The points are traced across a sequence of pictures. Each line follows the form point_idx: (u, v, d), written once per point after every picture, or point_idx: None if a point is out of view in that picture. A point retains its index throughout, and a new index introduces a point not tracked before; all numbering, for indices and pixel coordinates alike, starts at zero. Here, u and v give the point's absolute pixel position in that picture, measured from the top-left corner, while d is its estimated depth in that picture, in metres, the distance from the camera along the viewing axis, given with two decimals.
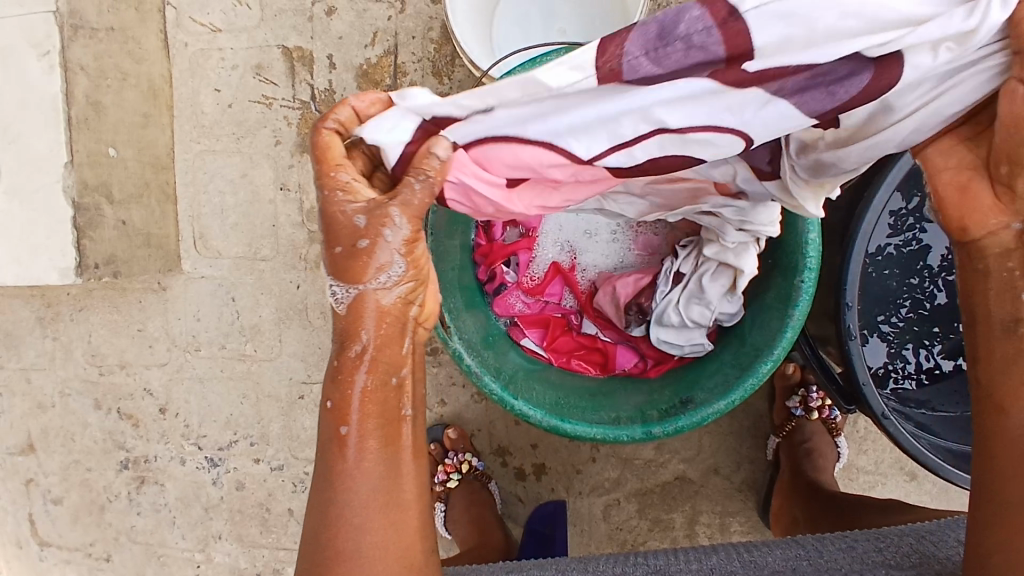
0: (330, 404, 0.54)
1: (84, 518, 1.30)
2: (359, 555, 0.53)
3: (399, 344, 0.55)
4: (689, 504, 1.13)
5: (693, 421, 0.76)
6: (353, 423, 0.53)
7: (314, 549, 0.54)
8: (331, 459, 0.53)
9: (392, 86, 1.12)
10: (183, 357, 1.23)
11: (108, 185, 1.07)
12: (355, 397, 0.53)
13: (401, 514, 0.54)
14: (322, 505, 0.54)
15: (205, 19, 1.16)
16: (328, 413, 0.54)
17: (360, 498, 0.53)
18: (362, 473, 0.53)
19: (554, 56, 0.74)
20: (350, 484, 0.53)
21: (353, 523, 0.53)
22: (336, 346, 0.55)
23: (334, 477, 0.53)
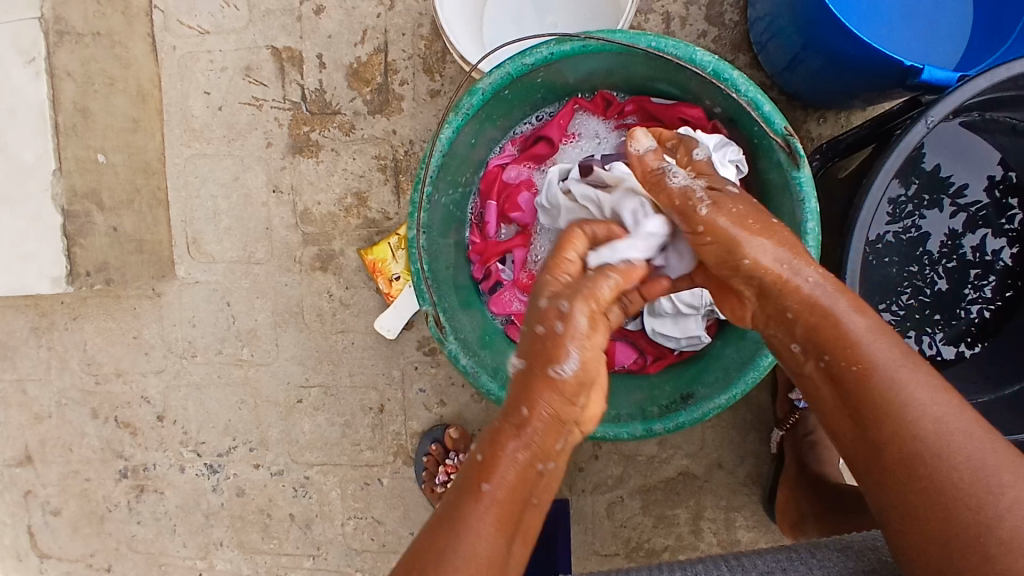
0: (482, 461, 0.58)
1: (84, 529, 1.30)
2: None
3: (555, 440, 0.59)
4: (693, 500, 1.12)
5: (694, 417, 0.74)
6: (497, 479, 0.57)
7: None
8: (465, 506, 0.57)
9: (383, 84, 1.11)
10: (179, 364, 1.22)
11: (98, 192, 1.06)
12: (508, 459, 0.58)
13: None
14: (419, 559, 0.56)
15: (193, 21, 1.15)
16: (476, 475, 0.58)
17: (475, 553, 0.55)
18: (483, 529, 0.56)
19: (543, 48, 0.72)
20: (470, 544, 0.55)
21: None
22: (490, 440, 0.59)
23: (454, 525, 0.56)
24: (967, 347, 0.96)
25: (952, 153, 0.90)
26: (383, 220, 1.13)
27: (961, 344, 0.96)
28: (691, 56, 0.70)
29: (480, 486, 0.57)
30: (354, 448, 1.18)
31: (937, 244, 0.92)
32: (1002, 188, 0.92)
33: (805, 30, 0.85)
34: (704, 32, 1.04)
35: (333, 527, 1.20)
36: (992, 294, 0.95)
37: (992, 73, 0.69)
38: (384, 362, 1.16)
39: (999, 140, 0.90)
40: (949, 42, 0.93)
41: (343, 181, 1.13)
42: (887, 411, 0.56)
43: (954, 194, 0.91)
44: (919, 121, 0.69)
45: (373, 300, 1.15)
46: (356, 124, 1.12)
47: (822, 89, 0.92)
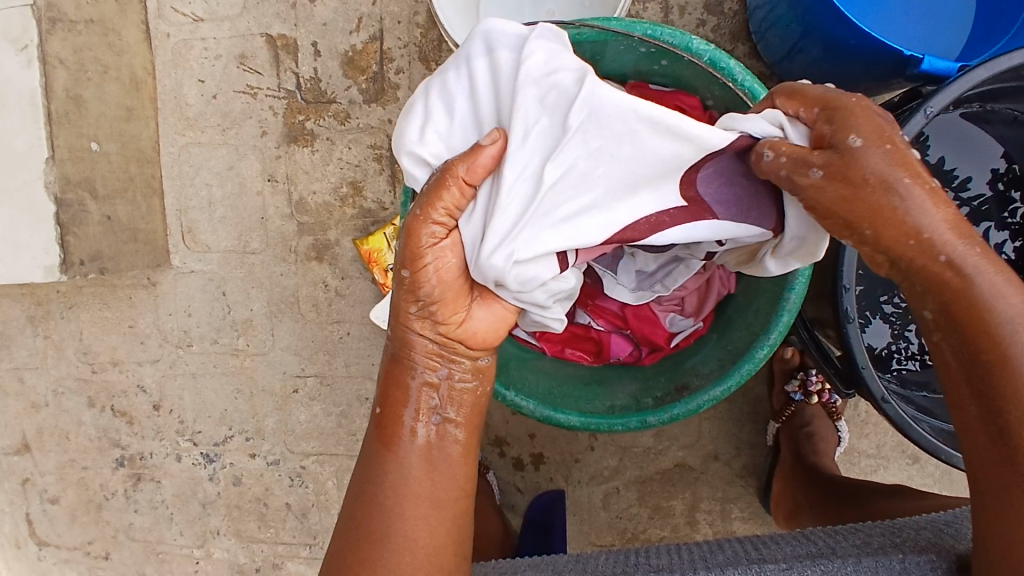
0: (382, 390, 0.64)
1: (81, 517, 1.30)
2: (387, 538, 0.59)
3: (432, 354, 0.61)
4: (688, 491, 1.12)
5: (688, 408, 0.75)
6: (398, 412, 0.62)
7: (349, 531, 0.60)
8: (377, 440, 0.62)
9: (378, 73, 1.10)
10: (175, 354, 1.22)
11: (92, 180, 1.06)
12: (403, 401, 0.62)
13: (436, 511, 0.60)
14: (359, 490, 0.61)
15: (187, 8, 1.14)
16: (377, 418, 0.63)
17: (394, 482, 0.60)
18: (402, 459, 0.60)
19: None
20: (391, 470, 0.60)
21: (385, 506, 0.59)
22: (387, 362, 0.63)
23: (377, 460, 0.61)
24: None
25: (955, 145, 0.90)
26: (379, 210, 1.12)
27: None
28: (687, 45, 0.70)
29: (376, 415, 0.63)
30: (350, 438, 1.18)
31: None
32: (1005, 181, 0.91)
33: (804, 18, 0.84)
34: (703, 21, 1.03)
35: (329, 516, 1.20)
36: None
37: (993, 64, 0.68)
38: (379, 352, 1.15)
39: (999, 131, 0.89)
40: (952, 31, 0.93)
41: (339, 171, 1.13)
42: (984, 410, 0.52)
43: (957, 186, 0.91)
44: (918, 111, 0.68)
45: (369, 290, 1.14)
46: (352, 113, 1.11)
47: (822, 79, 0.91)
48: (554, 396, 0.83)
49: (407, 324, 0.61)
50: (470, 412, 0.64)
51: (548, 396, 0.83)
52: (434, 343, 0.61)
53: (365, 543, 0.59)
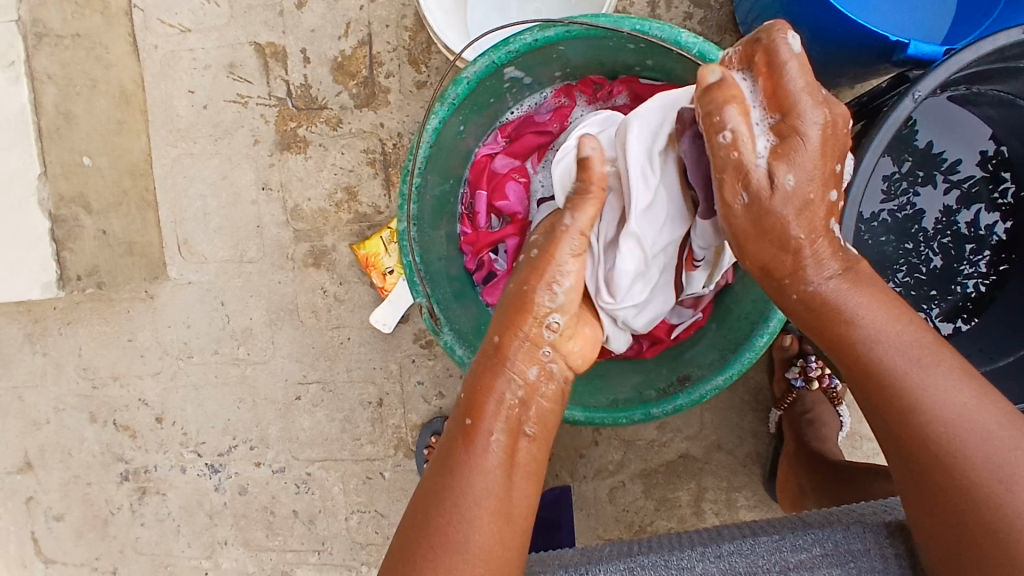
0: (466, 402, 0.64)
1: (87, 533, 1.30)
2: (463, 549, 0.55)
3: (528, 365, 0.65)
4: (694, 481, 1.13)
5: (692, 399, 0.75)
6: (487, 418, 0.61)
7: (413, 541, 0.56)
8: (460, 448, 0.60)
9: (368, 77, 1.10)
10: (176, 365, 1.22)
11: (85, 196, 1.06)
12: (490, 400, 0.63)
13: (508, 528, 0.58)
14: (427, 503, 0.58)
15: (174, 19, 1.14)
16: (463, 429, 0.62)
17: (477, 492, 0.58)
18: (481, 467, 0.59)
19: (527, 35, 0.72)
20: (472, 478, 0.58)
21: (468, 516, 0.57)
22: (473, 374, 0.65)
23: (455, 469, 0.59)
24: (965, 321, 0.96)
25: (942, 129, 0.91)
26: (374, 213, 1.12)
27: (958, 319, 0.96)
28: (675, 38, 0.70)
29: (464, 425, 0.62)
30: (354, 442, 1.18)
31: (933, 220, 0.93)
32: (993, 163, 0.92)
33: (789, 7, 0.84)
34: (690, 14, 1.03)
35: (337, 522, 1.20)
36: (988, 268, 0.95)
37: (976, 46, 0.69)
38: (380, 356, 1.15)
39: (987, 113, 0.89)
40: (936, 15, 0.94)
41: (333, 176, 1.13)
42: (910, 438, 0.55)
43: (947, 169, 0.91)
44: (906, 96, 0.68)
45: (368, 294, 1.14)
46: (343, 118, 1.11)
47: (811, 67, 0.91)
48: None
49: (517, 329, 0.66)
50: (547, 434, 0.66)
51: None
52: (530, 352, 0.66)
53: (435, 553, 0.55)
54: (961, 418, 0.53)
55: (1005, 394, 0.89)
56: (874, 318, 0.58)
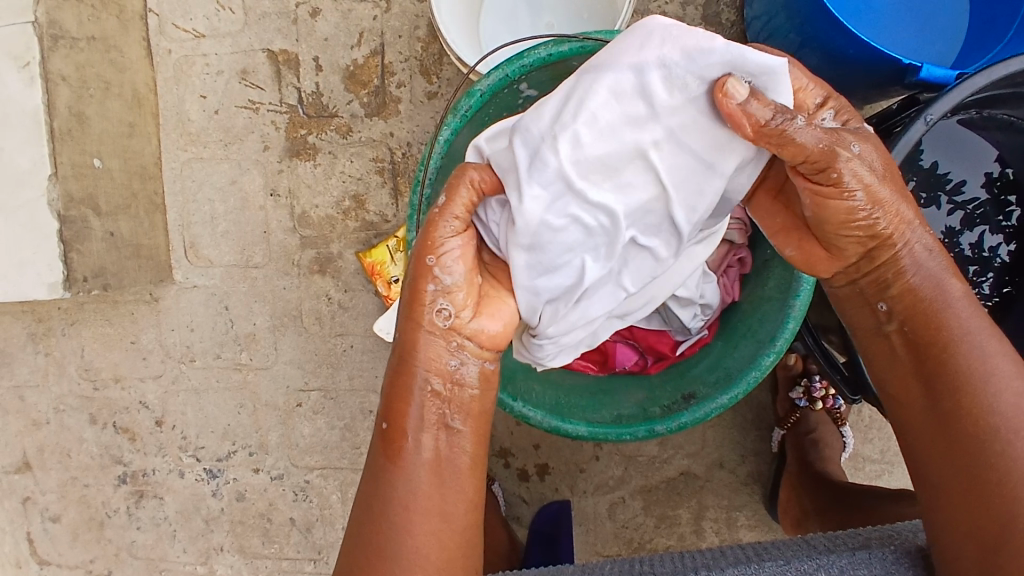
0: (384, 405, 0.62)
1: (83, 535, 1.29)
2: (397, 557, 0.59)
3: (428, 346, 0.60)
4: (694, 499, 1.12)
5: (696, 416, 0.75)
6: (404, 426, 0.60)
7: (354, 552, 0.60)
8: (385, 455, 0.61)
9: (380, 87, 1.11)
10: (178, 369, 1.21)
11: (94, 197, 1.06)
12: (408, 400, 0.60)
13: (445, 526, 0.60)
14: (363, 511, 0.61)
15: (188, 25, 1.15)
16: (384, 432, 0.62)
17: (404, 500, 0.59)
18: (408, 473, 0.60)
19: (543, 49, 0.73)
20: (398, 486, 0.60)
21: (396, 523, 0.59)
22: (389, 367, 0.62)
23: (383, 477, 0.61)
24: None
25: (947, 150, 0.91)
26: (382, 222, 1.12)
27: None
28: None
29: (382, 429, 0.62)
30: (354, 451, 1.18)
31: (935, 241, 0.93)
32: (999, 185, 0.92)
33: (801, 28, 0.85)
34: (701, 32, 1.04)
35: (333, 530, 1.20)
36: (992, 289, 0.95)
37: (989, 71, 0.69)
38: (383, 365, 1.15)
39: (995, 137, 0.90)
40: (947, 38, 0.95)
41: (341, 184, 1.13)
42: (947, 393, 0.60)
43: (951, 190, 0.92)
44: (918, 119, 0.69)
45: (373, 302, 1.14)
46: (354, 126, 1.12)
47: None
48: (561, 407, 0.83)
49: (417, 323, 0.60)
50: (480, 417, 0.63)
51: (555, 406, 0.83)
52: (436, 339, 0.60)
53: (371, 562, 0.59)
54: (1017, 413, 0.58)
55: None
56: (973, 318, 0.61)
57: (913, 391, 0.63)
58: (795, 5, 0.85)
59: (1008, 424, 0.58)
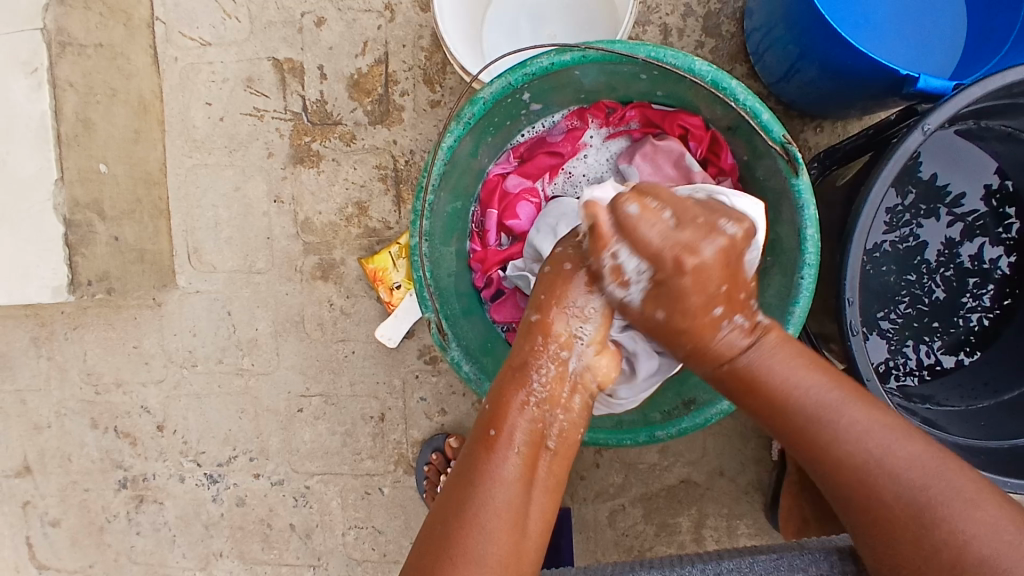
0: (488, 414, 0.66)
1: (83, 540, 1.29)
2: (482, 558, 0.59)
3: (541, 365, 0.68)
4: (694, 507, 1.12)
5: (696, 422, 0.76)
6: (509, 435, 0.64)
7: (435, 546, 0.60)
8: (481, 457, 0.63)
9: (383, 95, 1.12)
10: (180, 374, 1.22)
11: (100, 202, 1.07)
12: (514, 412, 0.65)
13: (524, 537, 0.62)
14: (448, 511, 0.62)
15: (194, 33, 1.16)
16: (487, 439, 0.65)
17: (496, 504, 0.61)
18: (503, 477, 0.62)
19: (544, 59, 0.74)
20: (490, 489, 0.62)
21: (485, 525, 0.60)
22: (496, 390, 0.68)
23: (477, 479, 0.62)
24: (967, 355, 0.96)
25: (947, 163, 0.92)
26: (384, 229, 1.13)
27: (960, 353, 0.97)
28: (689, 66, 0.72)
29: (486, 436, 0.65)
30: (354, 457, 1.18)
31: (936, 252, 0.94)
32: (999, 197, 0.93)
33: (801, 38, 0.86)
34: (701, 43, 1.05)
35: (333, 537, 1.20)
36: (992, 302, 0.96)
37: (986, 81, 0.70)
38: (385, 371, 1.15)
39: (993, 147, 0.91)
40: (945, 49, 0.96)
41: (344, 191, 1.14)
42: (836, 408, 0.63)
43: (951, 203, 0.92)
44: (916, 129, 0.70)
45: (374, 308, 1.15)
46: (357, 134, 1.13)
47: (819, 98, 0.93)
48: None
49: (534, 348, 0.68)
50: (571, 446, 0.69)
51: None
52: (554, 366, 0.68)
53: (455, 561, 0.59)
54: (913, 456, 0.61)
55: (1008, 425, 0.88)
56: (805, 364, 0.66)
57: (798, 454, 0.66)
58: (794, 15, 0.86)
59: (867, 481, 0.61)
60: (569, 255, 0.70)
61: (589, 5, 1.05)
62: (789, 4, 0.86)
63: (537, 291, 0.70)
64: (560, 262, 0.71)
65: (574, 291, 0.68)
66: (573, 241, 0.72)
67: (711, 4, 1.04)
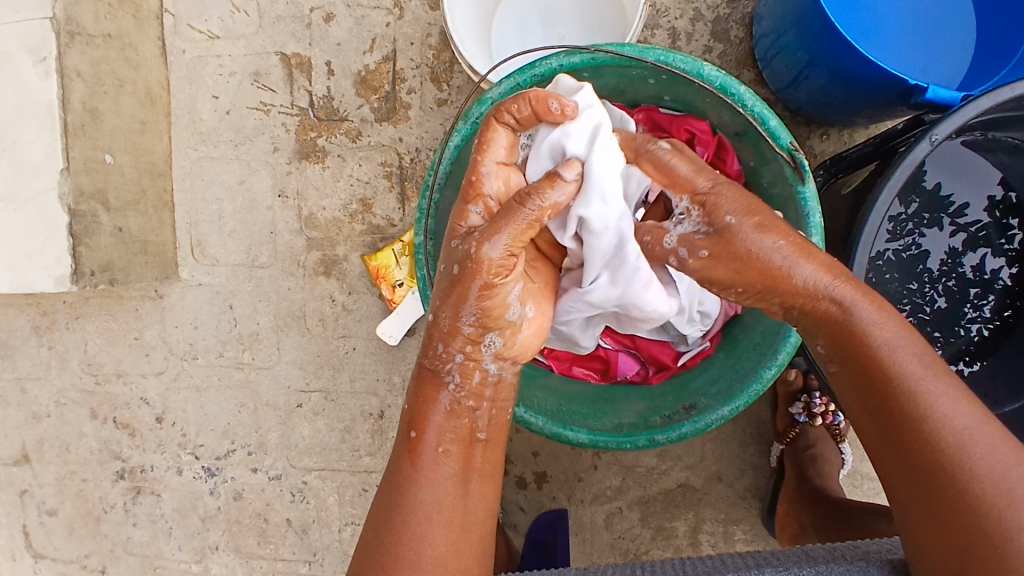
0: (409, 415, 0.64)
1: (79, 530, 1.29)
2: (414, 562, 0.60)
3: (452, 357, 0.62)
4: (691, 512, 1.12)
5: (697, 427, 0.75)
6: (430, 435, 0.63)
7: (372, 551, 0.61)
8: (404, 464, 0.63)
9: (390, 92, 1.12)
10: (180, 366, 1.22)
11: (105, 192, 1.07)
12: (433, 413, 0.63)
13: (462, 534, 0.62)
14: (382, 518, 0.62)
15: (203, 25, 1.16)
16: (409, 441, 0.63)
17: (427, 507, 0.61)
18: (431, 479, 0.62)
19: (554, 60, 0.74)
20: (418, 493, 0.61)
21: (416, 530, 0.60)
22: (413, 392, 0.65)
23: (404, 485, 0.62)
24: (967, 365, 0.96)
25: (953, 172, 0.92)
26: (388, 226, 1.13)
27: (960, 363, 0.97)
28: (698, 71, 0.72)
29: (409, 439, 0.63)
30: (353, 453, 1.18)
31: (937, 262, 0.94)
32: (1001, 208, 0.93)
33: (810, 45, 0.86)
34: (710, 47, 1.05)
35: (329, 533, 1.20)
36: (992, 313, 0.96)
37: (996, 93, 0.70)
38: (385, 368, 1.15)
39: (999, 158, 0.91)
40: (953, 60, 0.96)
41: (349, 187, 1.14)
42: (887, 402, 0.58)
43: (954, 213, 0.92)
44: (924, 138, 0.69)
45: (376, 306, 1.15)
46: (363, 131, 1.13)
47: (826, 105, 0.93)
48: (562, 413, 0.84)
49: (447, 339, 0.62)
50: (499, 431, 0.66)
51: (557, 412, 0.83)
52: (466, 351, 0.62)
53: (389, 568, 0.60)
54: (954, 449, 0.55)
55: None
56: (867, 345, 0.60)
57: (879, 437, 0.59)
58: (805, 21, 0.85)
59: (961, 448, 0.55)
60: (459, 250, 0.60)
61: (598, 7, 1.05)
62: (799, 11, 0.86)
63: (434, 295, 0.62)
64: (455, 254, 0.60)
65: (474, 288, 0.60)
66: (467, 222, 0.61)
67: (720, 9, 1.04)
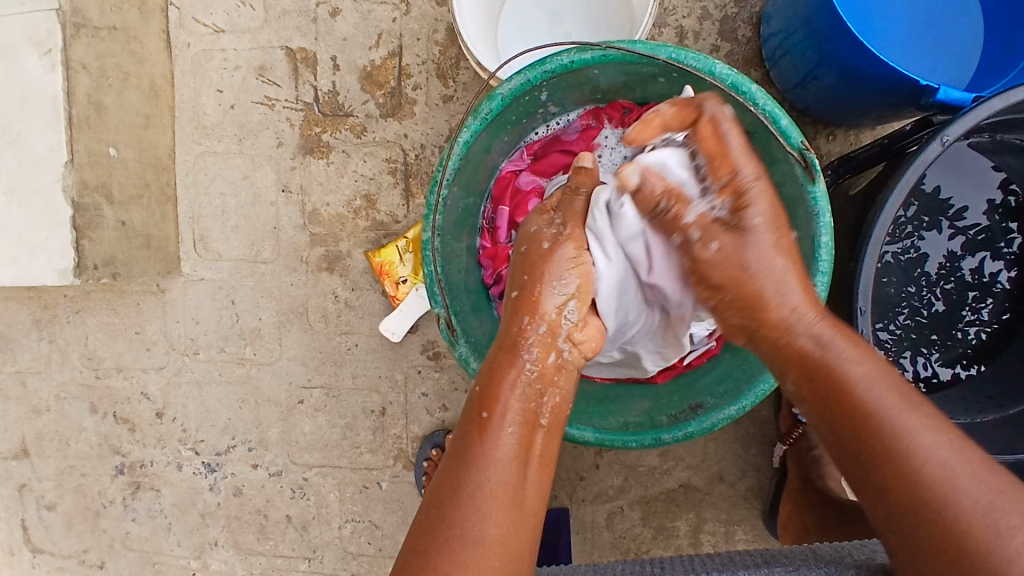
0: (478, 397, 0.67)
1: (77, 525, 1.28)
2: (478, 539, 0.59)
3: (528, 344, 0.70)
4: (693, 512, 1.12)
5: (703, 427, 0.75)
6: (500, 415, 0.65)
7: (429, 528, 0.60)
8: (475, 441, 0.64)
9: (396, 88, 1.12)
10: (181, 361, 1.21)
11: (108, 185, 1.07)
12: (505, 394, 0.67)
13: (521, 515, 0.62)
14: (443, 494, 0.61)
15: (208, 19, 1.16)
16: (479, 421, 0.65)
17: (493, 484, 0.61)
18: (499, 457, 0.63)
19: (565, 56, 0.73)
20: (485, 471, 0.62)
21: (481, 506, 0.60)
22: (484, 377, 0.69)
23: (472, 460, 0.63)
24: (964, 368, 0.97)
25: (951, 174, 0.92)
26: (392, 223, 1.13)
27: (957, 366, 0.97)
28: (710, 69, 0.71)
29: (480, 418, 0.65)
30: (354, 450, 1.18)
31: (936, 265, 0.94)
32: (1002, 211, 0.93)
33: (820, 46, 0.86)
34: (717, 47, 1.05)
35: (330, 530, 1.19)
36: (991, 316, 0.95)
37: (1004, 95, 0.70)
38: (387, 365, 1.15)
39: (1007, 162, 0.91)
40: (960, 62, 0.96)
41: (353, 183, 1.13)
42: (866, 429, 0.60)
43: (953, 216, 0.92)
44: (935, 139, 0.69)
45: (379, 302, 1.14)
46: (368, 127, 1.12)
47: (834, 106, 0.92)
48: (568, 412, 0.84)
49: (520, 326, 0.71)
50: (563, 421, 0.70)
51: None
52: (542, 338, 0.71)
53: (450, 545, 0.58)
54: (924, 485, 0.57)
55: (1013, 440, 0.88)
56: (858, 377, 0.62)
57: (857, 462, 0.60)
58: (815, 21, 0.85)
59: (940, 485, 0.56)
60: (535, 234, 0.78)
61: (605, 5, 1.05)
62: (809, 11, 0.86)
63: (518, 271, 0.76)
64: (536, 238, 0.77)
65: (555, 269, 0.74)
66: (548, 225, 0.78)
67: (728, 8, 1.04)
